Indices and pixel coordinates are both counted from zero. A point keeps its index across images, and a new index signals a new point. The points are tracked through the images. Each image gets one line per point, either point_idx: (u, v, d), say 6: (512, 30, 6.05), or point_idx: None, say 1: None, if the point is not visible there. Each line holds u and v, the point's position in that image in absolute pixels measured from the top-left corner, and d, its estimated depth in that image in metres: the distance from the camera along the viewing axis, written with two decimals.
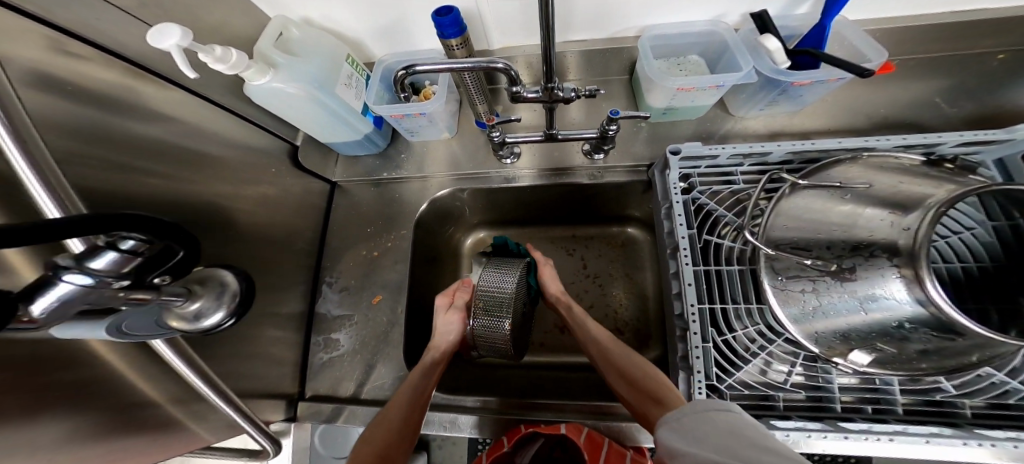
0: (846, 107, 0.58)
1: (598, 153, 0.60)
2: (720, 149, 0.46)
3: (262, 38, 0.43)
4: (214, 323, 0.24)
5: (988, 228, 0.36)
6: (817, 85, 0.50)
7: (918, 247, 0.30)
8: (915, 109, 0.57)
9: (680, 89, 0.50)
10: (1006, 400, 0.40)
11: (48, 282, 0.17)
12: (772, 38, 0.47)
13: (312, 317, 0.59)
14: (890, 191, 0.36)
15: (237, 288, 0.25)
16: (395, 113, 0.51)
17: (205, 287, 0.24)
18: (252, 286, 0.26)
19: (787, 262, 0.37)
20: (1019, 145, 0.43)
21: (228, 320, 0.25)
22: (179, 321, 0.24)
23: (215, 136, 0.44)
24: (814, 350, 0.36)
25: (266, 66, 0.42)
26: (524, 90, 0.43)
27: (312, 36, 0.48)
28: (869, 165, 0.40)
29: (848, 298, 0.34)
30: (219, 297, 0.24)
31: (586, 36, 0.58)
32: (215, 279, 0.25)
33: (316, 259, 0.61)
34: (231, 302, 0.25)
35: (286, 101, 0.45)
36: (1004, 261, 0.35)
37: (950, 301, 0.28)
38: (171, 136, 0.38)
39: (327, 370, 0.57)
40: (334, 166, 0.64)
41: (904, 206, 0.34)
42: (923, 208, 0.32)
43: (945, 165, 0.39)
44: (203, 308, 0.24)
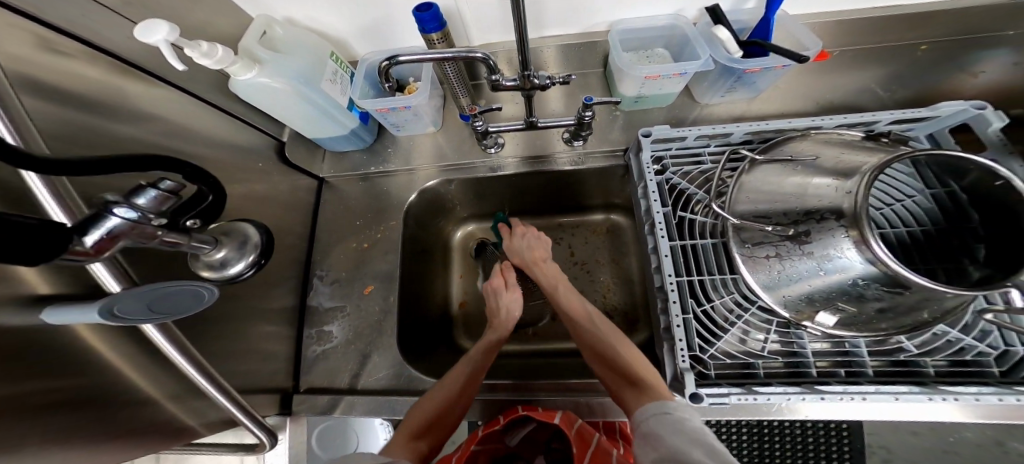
0: (806, 91, 0.61)
1: (577, 140, 0.62)
2: (687, 131, 0.49)
3: (248, 35, 0.44)
4: (237, 272, 0.37)
5: (927, 195, 0.39)
6: (767, 72, 0.53)
7: (858, 209, 0.33)
8: (876, 90, 0.60)
9: (648, 77, 0.53)
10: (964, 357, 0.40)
11: (100, 217, 0.22)
12: (723, 30, 0.51)
13: (304, 311, 0.61)
14: (834, 162, 0.38)
15: (256, 241, 0.38)
16: (380, 107, 0.53)
17: (228, 239, 0.37)
18: (269, 240, 0.40)
19: (751, 231, 0.40)
20: (947, 120, 0.47)
21: (251, 270, 0.38)
22: (208, 269, 0.36)
23: (201, 132, 0.45)
24: (784, 314, 0.38)
25: (251, 62, 0.43)
26: (502, 79, 0.45)
27: (296, 34, 0.49)
28: (816, 140, 0.43)
29: (807, 261, 0.36)
30: (243, 249, 0.37)
31: (562, 31, 0.60)
32: (238, 233, 0.38)
33: (307, 254, 0.62)
34: (254, 251, 0.38)
35: (272, 96, 0.46)
36: (944, 224, 0.38)
37: (893, 256, 0.31)
38: (158, 131, 0.40)
39: (321, 363, 0.58)
40: (322, 162, 0.66)
41: (846, 174, 0.36)
42: (861, 173, 0.35)
43: (881, 139, 0.42)
44: (228, 258, 0.36)
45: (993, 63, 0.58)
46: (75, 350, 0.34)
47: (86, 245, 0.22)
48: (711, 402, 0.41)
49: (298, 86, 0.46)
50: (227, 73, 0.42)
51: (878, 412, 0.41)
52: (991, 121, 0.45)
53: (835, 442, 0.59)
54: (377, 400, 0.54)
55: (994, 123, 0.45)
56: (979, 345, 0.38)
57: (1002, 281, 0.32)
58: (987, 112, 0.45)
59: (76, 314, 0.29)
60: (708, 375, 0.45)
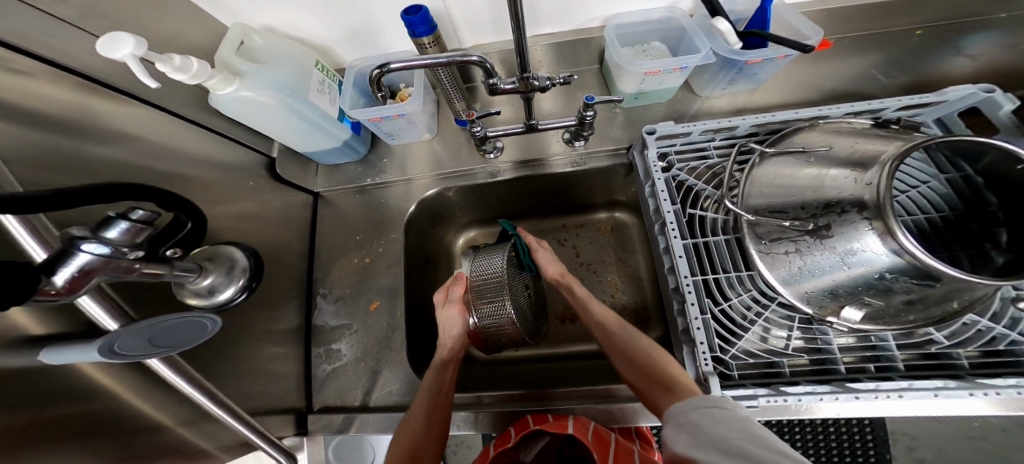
0: (807, 79, 0.59)
1: (578, 140, 0.61)
2: (691, 126, 0.48)
3: (222, 46, 0.42)
4: (229, 296, 0.40)
5: (942, 181, 0.37)
6: (767, 63, 0.51)
7: (882, 201, 0.31)
8: (879, 72, 0.58)
9: (648, 73, 0.51)
10: (996, 347, 0.38)
11: (68, 254, 0.21)
12: (722, 20, 0.48)
13: (310, 330, 0.59)
14: (849, 151, 0.37)
15: (243, 265, 0.42)
16: (373, 116, 0.51)
17: (215, 265, 0.39)
18: (253, 264, 0.43)
19: (767, 226, 0.39)
20: (956, 104, 0.45)
21: (241, 293, 0.41)
22: (195, 297, 0.38)
23: (186, 152, 0.43)
24: (806, 310, 0.38)
25: (231, 75, 0.41)
26: (500, 82, 0.43)
27: (275, 43, 0.47)
28: (827, 130, 0.41)
29: (829, 255, 0.35)
30: (230, 274, 0.40)
31: (556, 29, 0.59)
32: (222, 258, 0.40)
33: (308, 271, 0.61)
34: (239, 276, 0.41)
35: (257, 111, 0.45)
36: (962, 209, 0.36)
37: (922, 248, 0.29)
38: (140, 155, 0.37)
39: (331, 381, 0.56)
40: (315, 176, 0.64)
41: (863, 164, 0.35)
42: (880, 163, 0.33)
43: (892, 126, 0.40)
44: (216, 283, 0.39)
45: (999, 40, 0.57)
46: (74, 389, 0.32)
47: (57, 285, 0.21)
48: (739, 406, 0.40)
49: (285, 98, 0.44)
50: (206, 88, 0.40)
51: (917, 407, 0.39)
52: (1002, 104, 0.43)
53: (857, 433, 0.58)
54: (392, 417, 0.52)
55: (1006, 106, 0.42)
56: (1010, 333, 0.36)
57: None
58: (997, 94, 0.42)
59: (77, 353, 0.27)
60: (731, 376, 0.44)
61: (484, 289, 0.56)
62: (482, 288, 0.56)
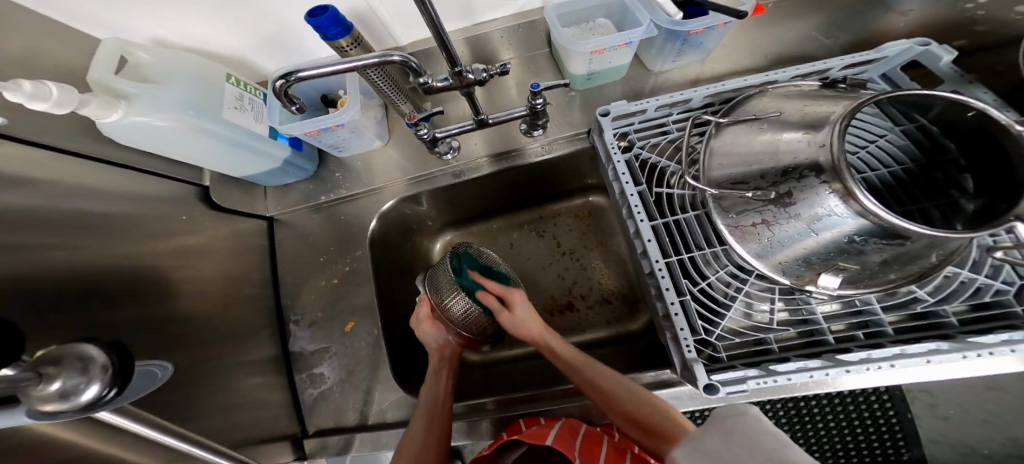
0: (767, 37, 0.56)
1: (536, 129, 0.58)
2: (645, 102, 0.45)
3: (95, 67, 0.38)
4: (92, 396, 0.21)
5: (898, 133, 0.36)
6: (710, 31, 0.49)
7: (837, 161, 0.29)
8: (841, 22, 0.56)
9: (594, 52, 0.48)
10: (983, 299, 0.36)
11: None
12: None
13: (288, 357, 0.57)
14: (798, 115, 0.34)
15: (106, 360, 0.22)
16: (308, 129, 0.49)
17: (60, 367, 0.21)
18: (126, 357, 0.24)
19: (731, 198, 0.36)
20: (893, 60, 0.43)
21: (111, 390, 0.22)
22: (47, 407, 0.20)
23: (102, 193, 0.41)
24: (783, 280, 0.36)
25: (113, 100, 0.38)
26: (432, 80, 0.41)
27: (162, 56, 0.43)
28: (776, 95, 0.38)
29: (798, 224, 0.32)
30: (87, 372, 0.21)
31: (496, 14, 0.55)
32: (73, 356, 0.22)
33: (275, 300, 0.59)
34: (104, 373, 0.22)
35: (163, 135, 0.42)
36: (922, 159, 0.35)
37: (885, 207, 0.27)
38: (49, 202, 0.35)
39: (321, 404, 0.55)
40: (264, 201, 0.62)
41: (814, 125, 0.32)
42: (831, 122, 0.31)
43: (839, 85, 0.38)
44: (70, 386, 0.21)
45: None
46: None
47: None
48: (729, 391, 0.38)
49: (191, 119, 0.42)
50: (86, 117, 0.37)
51: (919, 373, 0.37)
52: (940, 56, 0.41)
53: (878, 407, 0.56)
54: (392, 433, 0.51)
55: (944, 57, 0.41)
56: (995, 282, 0.35)
57: (999, 209, 0.28)
58: (932, 47, 0.41)
59: None
60: (720, 358, 0.42)
61: (446, 296, 0.53)
62: (442, 297, 0.53)
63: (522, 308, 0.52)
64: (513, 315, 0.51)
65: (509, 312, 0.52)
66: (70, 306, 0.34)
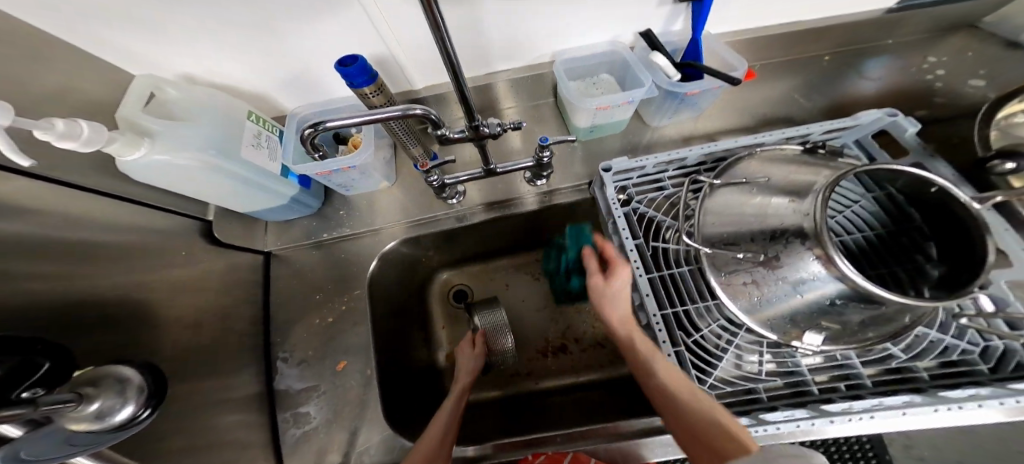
0: (751, 102, 0.63)
1: (539, 180, 0.61)
2: (645, 160, 0.49)
3: (126, 104, 0.40)
4: (119, 416, 0.30)
5: (871, 200, 0.41)
6: (705, 93, 0.54)
7: (819, 228, 0.32)
8: (813, 97, 0.63)
9: (599, 108, 0.53)
10: (951, 357, 0.39)
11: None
12: (660, 56, 0.52)
13: (271, 395, 0.55)
14: (785, 180, 0.39)
15: (139, 382, 0.32)
16: (319, 170, 0.51)
17: (100, 389, 0.29)
18: (152, 379, 0.34)
19: (723, 258, 0.39)
20: (867, 127, 0.49)
21: (142, 410, 0.31)
22: (80, 424, 0.27)
23: (107, 223, 0.40)
24: (770, 336, 0.37)
25: (138, 137, 0.39)
26: (449, 131, 0.44)
27: (192, 95, 0.45)
28: (763, 159, 0.43)
29: (783, 285, 0.35)
30: (122, 393, 0.30)
31: (509, 65, 0.59)
32: (107, 380, 0.30)
33: (266, 336, 0.57)
34: (134, 395, 0.31)
35: (174, 172, 0.42)
36: (891, 226, 0.39)
37: (859, 273, 0.30)
38: (57, 232, 0.35)
39: (300, 449, 0.51)
40: (264, 235, 0.62)
41: (800, 193, 0.36)
42: (814, 193, 0.35)
43: (819, 151, 0.43)
44: (107, 406, 0.29)
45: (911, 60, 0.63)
46: None
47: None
48: None
49: (210, 158, 0.43)
50: (107, 154, 0.37)
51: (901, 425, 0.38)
52: (906, 127, 0.48)
53: None
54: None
55: (909, 129, 0.47)
56: (960, 342, 0.38)
57: (964, 277, 0.31)
58: (899, 118, 0.48)
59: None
60: None
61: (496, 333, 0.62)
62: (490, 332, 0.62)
63: (621, 281, 0.48)
64: (606, 284, 0.49)
65: (604, 281, 0.50)
66: (58, 337, 0.33)
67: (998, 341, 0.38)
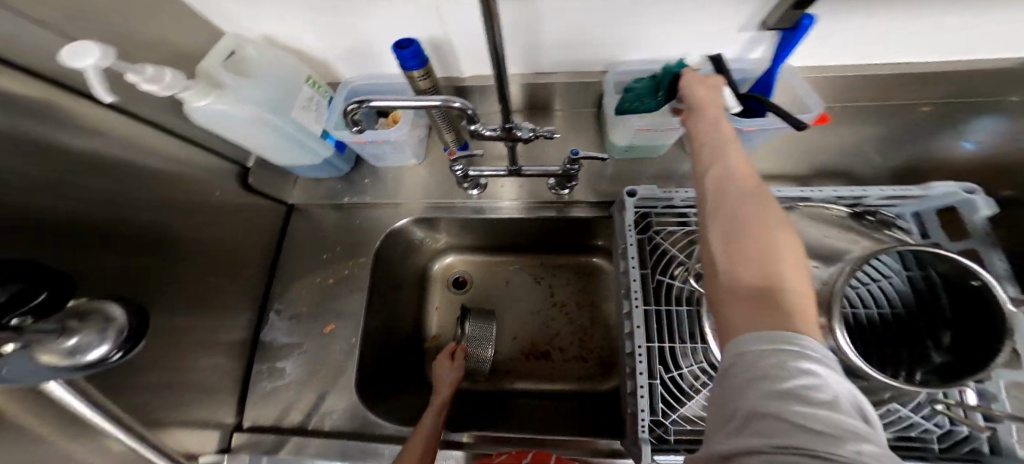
0: (804, 151, 0.61)
1: (563, 189, 0.60)
2: (674, 191, 0.49)
3: (208, 57, 0.42)
4: (98, 357, 0.23)
5: (903, 278, 0.37)
6: (762, 132, 0.52)
7: (833, 296, 0.31)
8: (874, 157, 0.59)
9: (640, 128, 0.52)
10: (910, 432, 0.39)
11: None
12: (725, 84, 0.46)
13: (256, 345, 0.56)
14: (819, 243, 0.38)
15: (124, 322, 0.24)
16: (356, 138, 0.50)
17: (82, 323, 0.22)
18: (143, 322, 0.25)
19: None
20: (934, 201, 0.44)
21: (118, 353, 0.24)
22: (47, 357, 0.21)
23: (161, 154, 0.42)
24: None
25: (210, 87, 0.40)
26: (482, 128, 0.43)
27: (267, 56, 0.47)
28: (804, 214, 0.41)
29: None
30: (104, 331, 0.23)
31: (558, 69, 0.57)
32: (96, 314, 0.23)
33: (267, 285, 0.59)
34: (117, 335, 0.23)
35: (233, 123, 0.44)
36: (915, 308, 0.37)
37: (855, 350, 0.29)
38: (105, 150, 0.35)
39: (270, 399, 0.53)
40: (293, 188, 0.63)
41: (828, 259, 0.35)
42: (843, 262, 0.34)
43: (868, 218, 0.42)
44: (81, 343, 0.22)
45: (994, 132, 0.58)
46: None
47: None
48: None
49: (265, 115, 0.44)
50: (180, 99, 0.39)
51: None
52: (979, 209, 0.43)
53: None
54: (325, 443, 0.50)
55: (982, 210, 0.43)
56: (925, 424, 0.37)
57: (970, 373, 0.31)
58: (976, 196, 0.43)
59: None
60: (667, 440, 0.43)
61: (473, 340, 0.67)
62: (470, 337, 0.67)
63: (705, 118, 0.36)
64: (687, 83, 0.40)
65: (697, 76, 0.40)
66: None
67: (963, 427, 0.37)
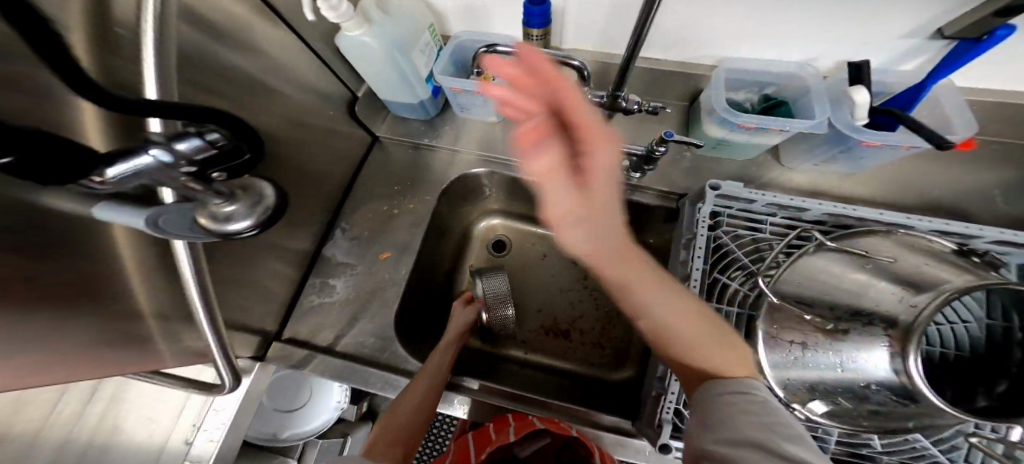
0: (901, 180, 0.58)
1: (636, 172, 0.61)
2: (759, 195, 0.49)
3: None
4: (237, 230, 0.24)
5: (981, 325, 0.38)
6: (883, 149, 0.50)
7: (916, 325, 0.34)
8: (976, 201, 0.56)
9: (742, 125, 0.51)
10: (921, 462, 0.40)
11: (130, 151, 0.16)
12: (863, 91, 0.46)
13: (316, 257, 0.60)
14: (912, 270, 0.38)
15: (274, 201, 0.25)
16: (455, 86, 0.53)
17: (244, 195, 0.24)
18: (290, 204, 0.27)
19: (785, 312, 0.40)
20: None
21: (253, 232, 0.25)
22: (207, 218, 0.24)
23: (286, 72, 0.46)
24: (779, 393, 0.38)
25: (363, 20, 0.44)
26: (591, 93, 0.45)
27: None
28: (901, 242, 0.41)
29: (832, 355, 0.38)
30: (254, 208, 0.24)
31: (660, 55, 0.58)
32: (256, 190, 0.25)
33: (337, 204, 0.62)
34: (262, 213, 0.25)
35: (365, 54, 0.48)
36: (982, 353, 0.38)
37: (924, 376, 0.32)
38: (254, 68, 0.41)
39: (313, 314, 0.57)
40: (382, 121, 0.66)
41: (917, 287, 0.37)
42: (936, 291, 0.35)
43: (972, 258, 0.39)
44: (236, 212, 0.24)
45: None
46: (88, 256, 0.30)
47: (106, 176, 0.16)
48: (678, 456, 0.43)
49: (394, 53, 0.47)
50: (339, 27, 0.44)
51: None
52: None
53: None
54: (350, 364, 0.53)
55: None
56: (941, 457, 0.39)
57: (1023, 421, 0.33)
58: None
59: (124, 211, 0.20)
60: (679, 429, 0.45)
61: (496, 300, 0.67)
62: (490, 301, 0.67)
63: None
64: None
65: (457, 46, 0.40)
66: None
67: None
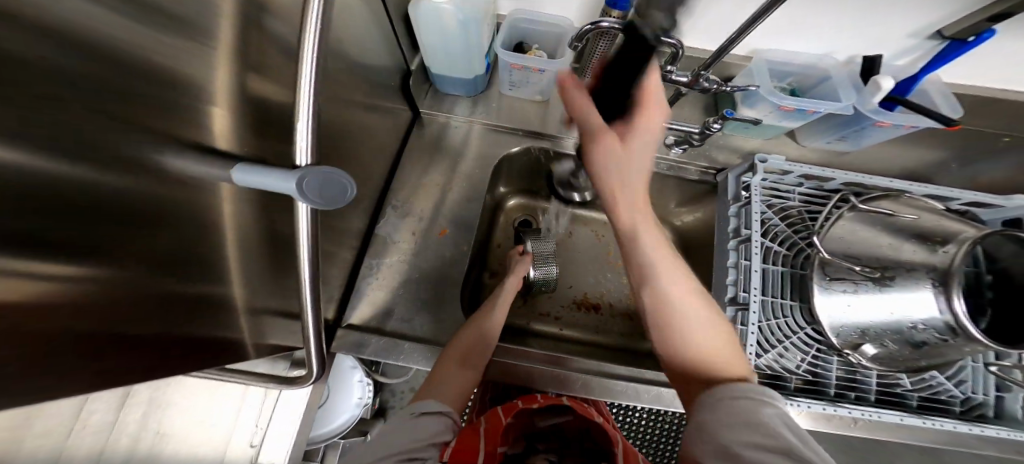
0: (902, 156, 0.66)
1: (679, 146, 0.64)
2: (795, 166, 0.55)
3: None
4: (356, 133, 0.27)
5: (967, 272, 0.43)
6: (889, 129, 0.58)
7: (954, 268, 0.40)
8: (956, 172, 0.66)
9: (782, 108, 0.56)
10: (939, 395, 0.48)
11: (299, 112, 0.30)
12: (886, 79, 0.53)
13: (369, 237, 0.57)
14: (932, 224, 0.45)
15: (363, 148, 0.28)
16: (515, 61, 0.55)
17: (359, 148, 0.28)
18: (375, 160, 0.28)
19: (836, 267, 0.46)
20: (1005, 212, 0.54)
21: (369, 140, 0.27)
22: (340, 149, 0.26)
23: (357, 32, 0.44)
24: (833, 340, 0.45)
25: None
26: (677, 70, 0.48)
27: None
28: (903, 203, 0.49)
29: (881, 299, 0.43)
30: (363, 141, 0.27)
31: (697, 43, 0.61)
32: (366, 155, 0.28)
33: (386, 181, 0.60)
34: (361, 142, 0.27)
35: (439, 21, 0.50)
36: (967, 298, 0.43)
37: (967, 314, 0.38)
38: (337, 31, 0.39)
39: (370, 298, 0.53)
40: (424, 97, 0.65)
41: (942, 238, 0.43)
42: (958, 241, 0.42)
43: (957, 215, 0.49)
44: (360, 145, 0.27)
45: None
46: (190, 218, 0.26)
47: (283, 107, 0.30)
48: None
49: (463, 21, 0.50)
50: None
51: (879, 430, 0.48)
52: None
53: None
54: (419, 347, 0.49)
55: None
56: (952, 388, 0.47)
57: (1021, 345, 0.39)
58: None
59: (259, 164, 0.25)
60: None
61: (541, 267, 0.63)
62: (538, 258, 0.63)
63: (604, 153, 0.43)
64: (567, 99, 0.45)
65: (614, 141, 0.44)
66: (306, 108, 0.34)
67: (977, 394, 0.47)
